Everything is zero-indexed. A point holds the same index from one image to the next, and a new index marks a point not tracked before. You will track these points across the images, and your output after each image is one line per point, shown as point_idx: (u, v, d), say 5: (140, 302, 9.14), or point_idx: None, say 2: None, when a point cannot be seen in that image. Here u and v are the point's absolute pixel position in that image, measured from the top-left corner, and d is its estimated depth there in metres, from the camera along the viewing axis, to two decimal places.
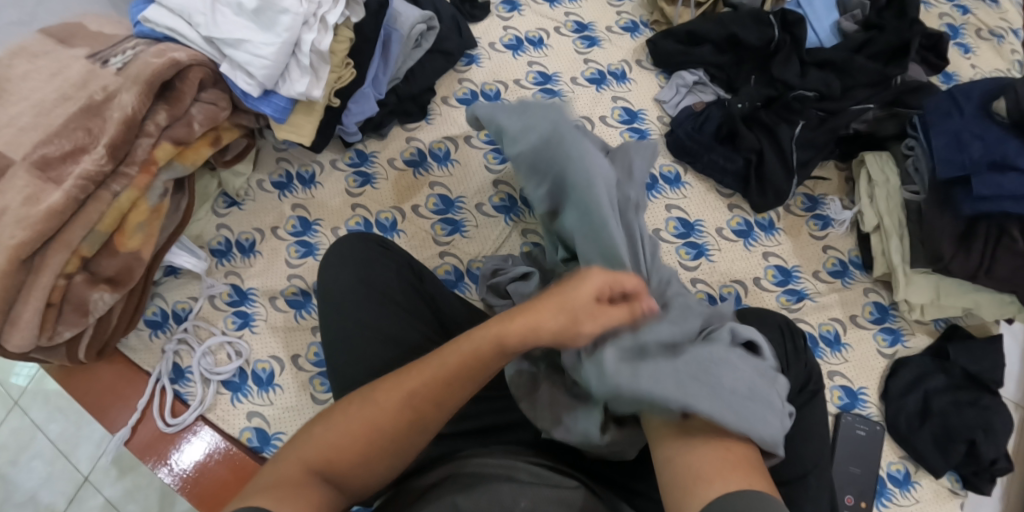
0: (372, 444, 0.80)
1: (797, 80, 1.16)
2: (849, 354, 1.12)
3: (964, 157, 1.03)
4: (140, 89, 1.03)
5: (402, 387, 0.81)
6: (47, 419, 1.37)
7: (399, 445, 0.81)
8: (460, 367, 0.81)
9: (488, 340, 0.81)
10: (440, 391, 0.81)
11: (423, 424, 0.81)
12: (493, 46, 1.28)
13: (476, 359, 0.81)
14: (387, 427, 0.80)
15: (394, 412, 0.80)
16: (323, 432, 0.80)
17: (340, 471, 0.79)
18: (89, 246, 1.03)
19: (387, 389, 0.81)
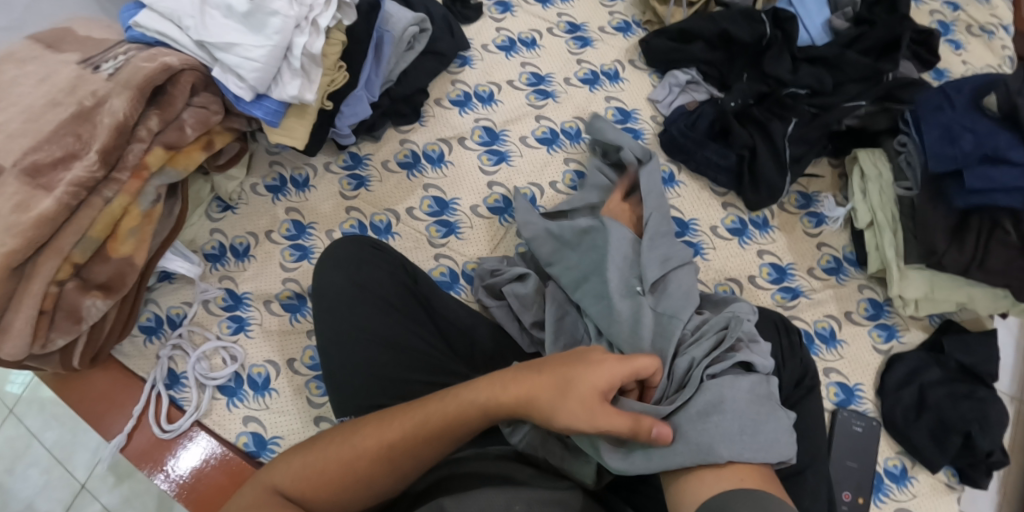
0: (343, 485, 0.81)
1: (789, 76, 1.16)
2: (844, 350, 1.13)
3: (955, 151, 1.03)
4: (131, 94, 1.03)
5: (384, 436, 0.82)
6: (43, 427, 1.36)
7: (368, 488, 0.82)
8: (448, 427, 0.82)
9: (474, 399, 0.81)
10: (418, 441, 0.81)
11: (397, 472, 0.81)
12: (485, 48, 1.28)
13: (460, 421, 0.81)
14: (360, 471, 0.81)
15: (371, 453, 0.81)
16: (302, 463, 0.82)
17: (311, 501, 0.81)
18: (81, 252, 1.03)
19: (371, 432, 0.82)
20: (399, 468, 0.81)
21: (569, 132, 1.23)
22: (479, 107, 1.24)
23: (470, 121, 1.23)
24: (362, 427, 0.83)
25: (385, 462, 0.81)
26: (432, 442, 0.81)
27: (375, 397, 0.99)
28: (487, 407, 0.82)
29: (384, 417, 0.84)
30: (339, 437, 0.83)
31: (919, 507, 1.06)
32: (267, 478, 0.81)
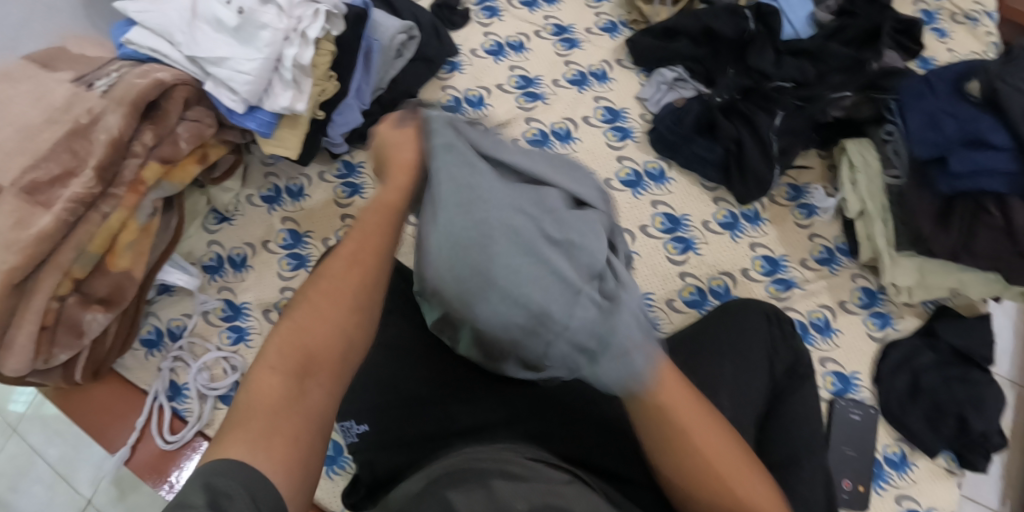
0: (319, 359, 0.78)
1: (773, 69, 1.17)
2: (839, 339, 1.13)
3: (938, 135, 1.04)
4: (126, 110, 1.04)
5: (320, 304, 0.80)
6: (45, 444, 1.37)
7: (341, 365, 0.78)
8: (368, 261, 0.81)
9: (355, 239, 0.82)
10: (353, 296, 0.80)
11: (365, 311, 0.80)
12: (474, 53, 1.29)
13: (375, 252, 0.81)
14: (322, 338, 0.78)
15: (322, 311, 0.79)
16: (271, 364, 0.77)
17: (315, 375, 0.77)
18: (80, 268, 1.04)
19: (320, 296, 0.80)
20: (358, 314, 0.80)
21: (559, 132, 1.22)
22: (469, 111, 1.24)
23: None
24: (298, 312, 0.80)
25: (349, 310, 0.80)
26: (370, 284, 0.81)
27: (366, 397, 1.01)
28: (381, 237, 0.82)
29: (314, 290, 0.81)
30: (289, 329, 0.79)
31: (919, 492, 1.07)
32: (247, 402, 0.76)
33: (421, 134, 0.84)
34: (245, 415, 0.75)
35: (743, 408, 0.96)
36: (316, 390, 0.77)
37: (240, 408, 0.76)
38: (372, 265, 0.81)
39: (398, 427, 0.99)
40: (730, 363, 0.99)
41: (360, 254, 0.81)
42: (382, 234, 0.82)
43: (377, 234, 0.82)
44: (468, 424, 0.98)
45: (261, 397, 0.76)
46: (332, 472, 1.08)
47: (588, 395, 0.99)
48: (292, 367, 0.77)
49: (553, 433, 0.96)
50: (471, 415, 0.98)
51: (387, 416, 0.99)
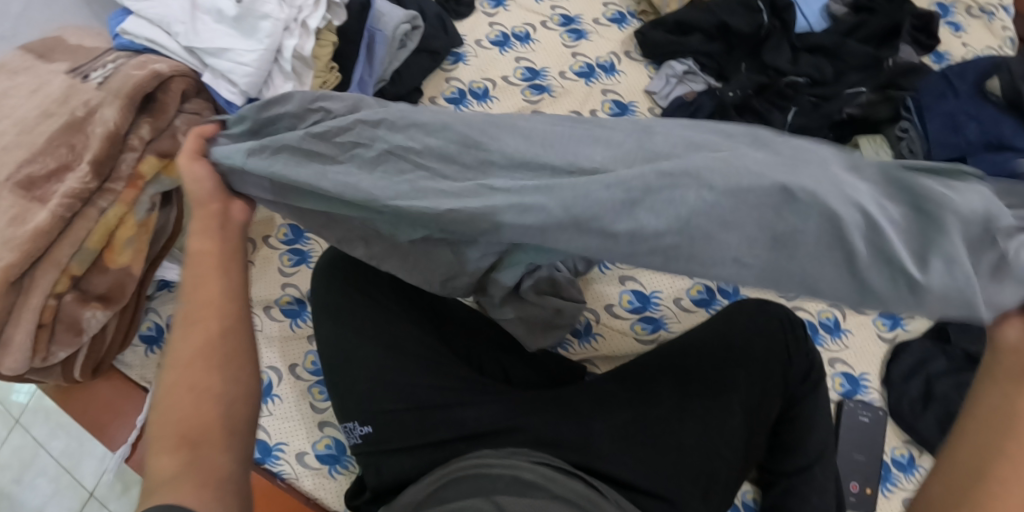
0: (212, 411, 0.78)
1: (789, 67, 1.16)
2: (849, 340, 1.12)
3: (959, 139, 1.02)
4: (122, 102, 1.02)
5: (190, 360, 0.80)
6: (49, 437, 1.36)
7: (235, 401, 0.80)
8: (216, 304, 0.82)
9: (198, 292, 0.82)
10: (213, 342, 0.81)
11: (236, 352, 0.82)
12: (479, 44, 1.26)
13: (218, 299, 0.82)
14: (201, 395, 0.79)
15: (189, 377, 0.79)
16: (167, 431, 0.77)
17: (210, 428, 0.77)
18: (78, 264, 1.02)
19: (181, 369, 0.80)
20: (232, 360, 0.82)
21: None
22: (474, 104, 1.21)
23: None
24: (172, 381, 0.79)
25: (213, 369, 0.80)
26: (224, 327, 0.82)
27: (363, 399, 1.00)
28: (225, 268, 0.84)
29: (173, 369, 0.81)
30: (175, 396, 0.79)
31: None
32: (159, 461, 0.75)
33: (215, 165, 0.85)
34: (166, 476, 0.74)
35: (754, 415, 0.99)
36: (215, 453, 0.76)
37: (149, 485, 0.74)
38: (218, 311, 0.82)
39: (403, 427, 0.98)
40: (742, 369, 1.00)
41: (207, 316, 0.82)
42: (229, 275, 0.84)
43: (214, 274, 0.83)
44: (477, 428, 0.97)
45: (167, 459, 0.75)
46: (335, 471, 1.07)
47: (600, 400, 0.99)
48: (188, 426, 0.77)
49: (563, 437, 0.96)
50: (481, 418, 0.98)
51: (392, 419, 0.98)
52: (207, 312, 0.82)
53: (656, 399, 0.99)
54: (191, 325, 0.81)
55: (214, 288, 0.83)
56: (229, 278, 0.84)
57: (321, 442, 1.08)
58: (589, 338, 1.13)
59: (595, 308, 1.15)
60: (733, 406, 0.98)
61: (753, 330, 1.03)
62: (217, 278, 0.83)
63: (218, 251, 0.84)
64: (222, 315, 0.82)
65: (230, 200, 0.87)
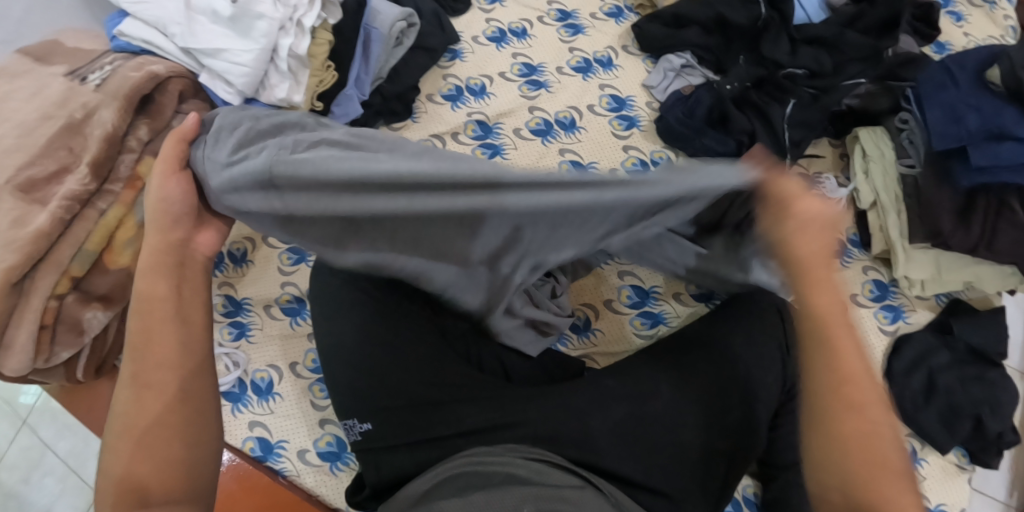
0: (173, 461, 0.79)
1: (787, 58, 1.15)
2: (851, 334, 1.11)
3: (960, 129, 1.01)
4: (120, 104, 1.03)
5: (145, 406, 0.80)
6: (55, 438, 1.37)
7: (196, 457, 0.81)
8: (169, 362, 0.81)
9: (154, 339, 0.81)
10: (167, 389, 0.81)
11: (197, 411, 0.82)
12: (476, 40, 1.26)
13: (174, 346, 0.82)
14: (156, 444, 0.79)
15: (136, 441, 0.79)
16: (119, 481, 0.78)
17: (171, 483, 0.78)
18: (78, 266, 1.02)
19: (131, 431, 0.79)
20: (191, 418, 0.82)
21: (564, 121, 1.19)
22: (471, 101, 1.21)
23: (462, 115, 1.19)
24: (123, 431, 0.79)
25: (173, 430, 0.80)
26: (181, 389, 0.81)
27: (367, 398, 1.00)
28: (177, 316, 0.83)
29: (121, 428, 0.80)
30: (133, 446, 0.79)
31: (929, 490, 1.05)
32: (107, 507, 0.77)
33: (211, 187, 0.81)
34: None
35: (754, 408, 1.00)
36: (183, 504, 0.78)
37: None
38: (166, 358, 0.81)
39: (406, 425, 0.98)
40: (741, 365, 1.02)
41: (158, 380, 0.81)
42: (185, 330, 0.83)
43: (165, 331, 0.82)
44: (476, 425, 0.97)
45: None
46: (336, 468, 1.08)
47: (599, 396, 0.99)
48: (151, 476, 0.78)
49: (561, 434, 0.96)
50: (480, 416, 0.98)
51: (391, 416, 0.99)
52: (156, 357, 0.81)
53: (655, 393, 0.99)
54: (139, 376, 0.81)
55: (163, 334, 0.82)
56: (176, 319, 0.83)
57: (322, 439, 1.09)
58: (587, 333, 1.14)
59: (596, 305, 1.15)
60: (731, 401, 0.99)
61: (751, 328, 1.05)
62: (163, 316, 0.82)
63: (172, 295, 0.83)
64: (174, 361, 0.82)
65: (198, 228, 0.87)
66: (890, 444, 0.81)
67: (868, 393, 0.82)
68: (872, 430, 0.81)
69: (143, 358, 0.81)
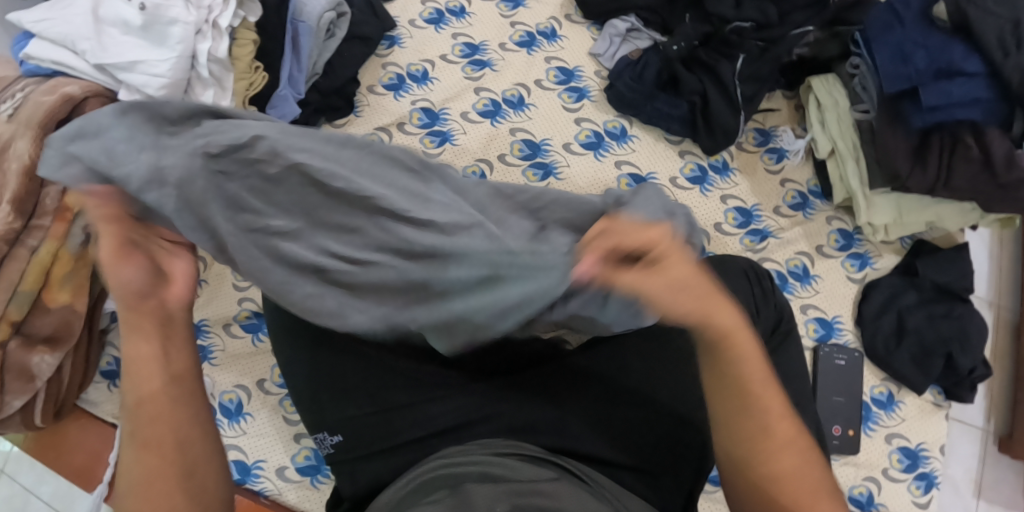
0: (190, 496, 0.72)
1: (732, 12, 1.09)
2: (819, 285, 1.11)
3: (909, 69, 1.00)
4: (34, 133, 0.94)
5: (145, 448, 0.72)
6: (37, 482, 1.31)
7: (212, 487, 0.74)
8: (167, 401, 0.73)
9: (154, 372, 0.73)
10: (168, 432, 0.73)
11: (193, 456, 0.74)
12: (413, 23, 1.20)
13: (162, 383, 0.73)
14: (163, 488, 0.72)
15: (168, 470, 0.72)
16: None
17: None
18: (16, 310, 0.97)
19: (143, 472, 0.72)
20: (190, 466, 0.73)
21: (512, 100, 1.15)
22: (415, 88, 1.16)
23: (406, 104, 1.14)
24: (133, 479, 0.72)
25: (180, 469, 0.73)
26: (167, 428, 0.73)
27: (332, 410, 0.96)
28: (167, 354, 0.74)
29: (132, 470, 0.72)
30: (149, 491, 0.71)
31: (909, 430, 1.07)
32: None
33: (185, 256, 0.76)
34: None
35: None
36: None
37: None
38: (156, 399, 0.73)
39: (374, 432, 0.95)
40: None
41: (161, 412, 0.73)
42: (179, 379, 0.75)
43: (176, 346, 0.75)
44: (449, 424, 0.94)
45: None
46: (317, 481, 1.05)
47: (573, 377, 0.97)
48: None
49: (536, 420, 0.93)
50: (453, 410, 0.95)
51: (361, 424, 0.95)
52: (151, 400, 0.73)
53: (627, 371, 0.97)
54: (141, 415, 0.73)
55: (159, 368, 0.74)
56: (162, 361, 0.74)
57: (299, 454, 1.06)
58: None
59: None
60: None
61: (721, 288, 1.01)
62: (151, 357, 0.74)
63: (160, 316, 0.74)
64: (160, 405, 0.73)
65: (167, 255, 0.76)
66: (792, 457, 0.74)
67: (783, 428, 0.75)
68: (779, 456, 0.74)
69: (138, 400, 0.73)
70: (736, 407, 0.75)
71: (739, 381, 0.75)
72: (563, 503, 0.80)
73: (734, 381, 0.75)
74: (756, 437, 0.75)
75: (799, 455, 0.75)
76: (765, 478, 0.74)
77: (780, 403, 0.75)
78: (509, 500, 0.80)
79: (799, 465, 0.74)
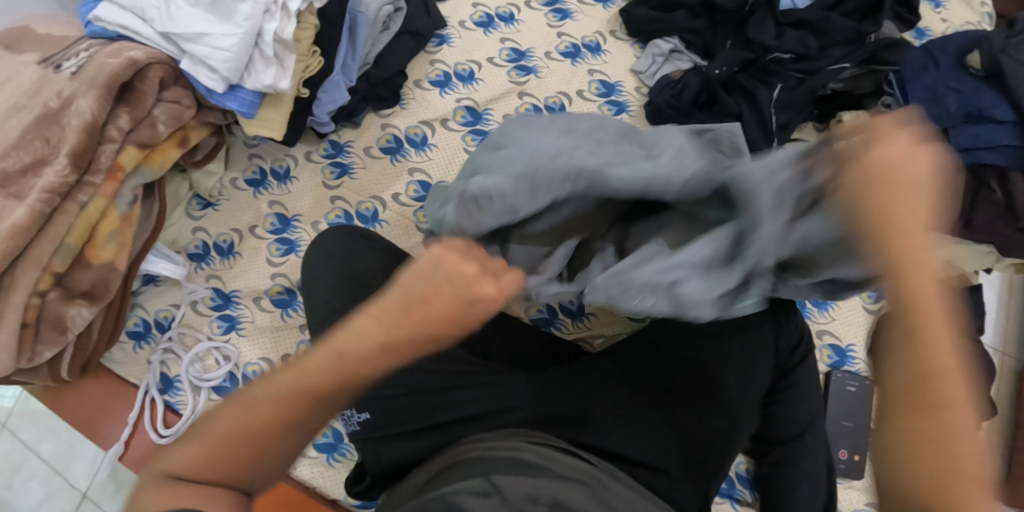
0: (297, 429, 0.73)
1: (773, 42, 1.15)
2: (836, 312, 1.15)
3: (940, 110, 1.06)
4: (98, 93, 0.99)
5: (318, 374, 0.72)
6: (37, 440, 1.29)
7: (285, 444, 0.73)
8: (363, 376, 0.72)
9: (374, 344, 0.72)
10: (332, 384, 0.72)
11: (310, 423, 0.73)
12: (463, 25, 1.23)
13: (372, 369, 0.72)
14: (293, 421, 0.72)
15: (277, 426, 0.72)
16: (248, 411, 0.72)
17: (255, 469, 0.72)
18: (60, 262, 1.00)
19: (267, 404, 0.72)
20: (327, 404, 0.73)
21: (553, 107, 1.18)
22: (460, 87, 1.19)
23: (451, 102, 1.18)
24: (280, 378, 0.72)
25: (309, 415, 0.73)
26: (320, 404, 0.73)
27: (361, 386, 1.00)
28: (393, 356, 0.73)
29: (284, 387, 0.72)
30: (296, 406, 0.72)
31: None
32: (248, 414, 0.71)
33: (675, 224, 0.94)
34: (190, 457, 0.71)
35: (747, 383, 1.01)
36: (267, 467, 0.73)
37: (199, 438, 0.72)
38: (357, 370, 0.72)
39: (407, 411, 0.99)
40: (736, 341, 1.02)
41: (333, 389, 0.72)
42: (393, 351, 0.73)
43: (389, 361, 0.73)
44: (477, 411, 0.99)
45: (216, 448, 0.71)
46: (333, 459, 1.07)
47: (598, 377, 1.02)
48: (267, 429, 0.72)
49: (559, 416, 0.98)
50: (479, 402, 0.99)
51: (391, 405, 0.99)
52: (360, 360, 0.72)
53: (651, 376, 1.01)
54: (346, 358, 0.72)
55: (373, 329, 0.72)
56: (402, 338, 0.72)
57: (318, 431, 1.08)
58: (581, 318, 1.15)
59: None
60: (724, 377, 1.00)
61: None
62: (399, 330, 0.72)
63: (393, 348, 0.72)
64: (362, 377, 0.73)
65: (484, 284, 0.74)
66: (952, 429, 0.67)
67: (957, 395, 0.68)
68: (954, 418, 0.67)
69: (364, 346, 0.72)
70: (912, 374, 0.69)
71: (924, 363, 0.68)
72: (597, 499, 0.86)
73: (927, 356, 0.68)
74: (933, 410, 0.68)
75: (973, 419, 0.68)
76: (958, 460, 0.67)
77: (954, 354, 0.68)
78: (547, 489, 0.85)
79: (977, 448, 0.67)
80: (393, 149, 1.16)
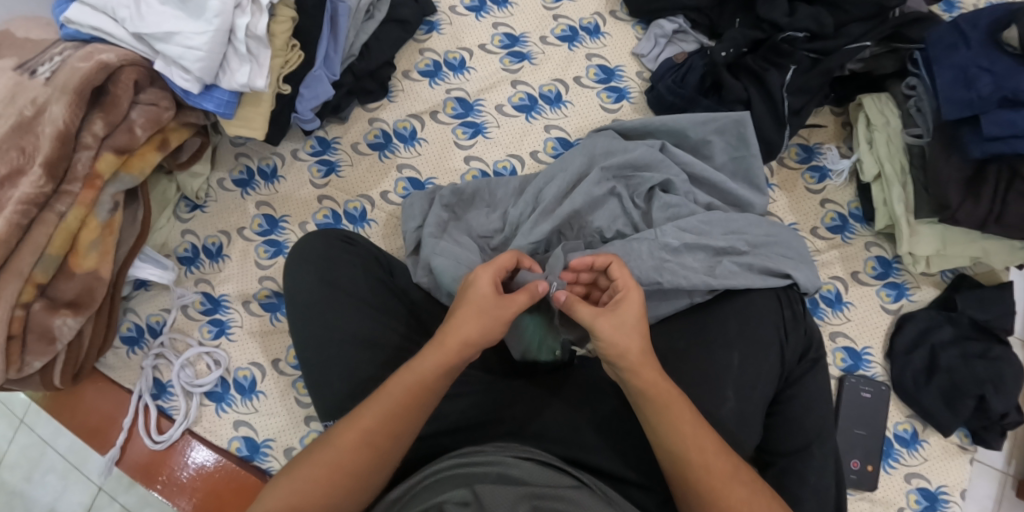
0: (361, 476, 0.79)
1: (786, 20, 1.06)
2: (851, 313, 1.08)
3: (972, 94, 0.95)
4: (70, 99, 0.96)
5: (374, 418, 0.80)
6: (54, 434, 1.32)
7: (349, 496, 0.78)
8: (418, 409, 0.81)
9: (419, 374, 0.81)
10: (392, 422, 0.80)
11: (368, 475, 0.79)
12: (454, 10, 1.18)
13: (426, 394, 0.81)
14: (354, 465, 0.78)
15: (336, 482, 0.78)
16: (313, 467, 0.78)
17: None
18: (42, 272, 0.98)
19: (322, 467, 0.78)
20: (386, 444, 0.80)
21: (548, 95, 1.14)
22: (450, 76, 1.15)
23: (441, 93, 1.14)
24: (337, 431, 0.80)
25: (373, 457, 0.79)
26: (382, 454, 0.79)
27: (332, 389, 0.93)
28: (438, 388, 0.82)
29: (344, 436, 0.79)
30: (354, 449, 0.79)
31: (929, 471, 1.03)
32: (313, 468, 0.78)
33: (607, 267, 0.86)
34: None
35: (749, 398, 0.89)
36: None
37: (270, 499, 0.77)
38: (414, 401, 0.81)
39: None
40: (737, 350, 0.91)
41: (391, 429, 0.80)
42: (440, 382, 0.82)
43: (439, 376, 0.81)
44: (460, 422, 0.91)
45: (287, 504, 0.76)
46: None
47: (587, 389, 0.93)
48: (334, 476, 0.78)
49: (549, 431, 0.89)
50: (462, 411, 0.91)
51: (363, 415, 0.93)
52: (415, 390, 0.81)
53: None
54: (398, 392, 0.80)
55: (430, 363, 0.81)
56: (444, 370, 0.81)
57: (308, 436, 1.05)
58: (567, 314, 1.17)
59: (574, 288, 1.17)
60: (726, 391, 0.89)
61: (745, 305, 0.95)
62: (447, 361, 0.81)
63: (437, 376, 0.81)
64: (421, 402, 0.81)
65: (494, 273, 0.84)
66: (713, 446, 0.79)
67: (719, 468, 0.78)
68: (727, 492, 0.77)
69: (415, 376, 0.81)
70: (678, 446, 0.78)
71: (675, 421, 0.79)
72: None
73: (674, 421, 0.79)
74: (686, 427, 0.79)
75: (744, 488, 0.78)
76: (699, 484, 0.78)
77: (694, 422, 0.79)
78: (529, 505, 0.77)
79: (745, 499, 0.77)
80: (385, 148, 1.13)
